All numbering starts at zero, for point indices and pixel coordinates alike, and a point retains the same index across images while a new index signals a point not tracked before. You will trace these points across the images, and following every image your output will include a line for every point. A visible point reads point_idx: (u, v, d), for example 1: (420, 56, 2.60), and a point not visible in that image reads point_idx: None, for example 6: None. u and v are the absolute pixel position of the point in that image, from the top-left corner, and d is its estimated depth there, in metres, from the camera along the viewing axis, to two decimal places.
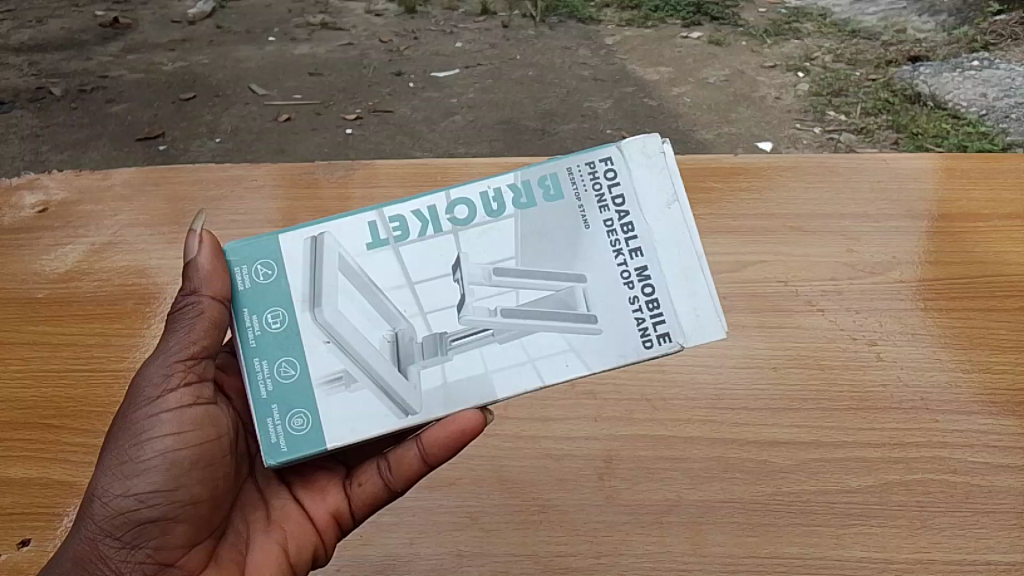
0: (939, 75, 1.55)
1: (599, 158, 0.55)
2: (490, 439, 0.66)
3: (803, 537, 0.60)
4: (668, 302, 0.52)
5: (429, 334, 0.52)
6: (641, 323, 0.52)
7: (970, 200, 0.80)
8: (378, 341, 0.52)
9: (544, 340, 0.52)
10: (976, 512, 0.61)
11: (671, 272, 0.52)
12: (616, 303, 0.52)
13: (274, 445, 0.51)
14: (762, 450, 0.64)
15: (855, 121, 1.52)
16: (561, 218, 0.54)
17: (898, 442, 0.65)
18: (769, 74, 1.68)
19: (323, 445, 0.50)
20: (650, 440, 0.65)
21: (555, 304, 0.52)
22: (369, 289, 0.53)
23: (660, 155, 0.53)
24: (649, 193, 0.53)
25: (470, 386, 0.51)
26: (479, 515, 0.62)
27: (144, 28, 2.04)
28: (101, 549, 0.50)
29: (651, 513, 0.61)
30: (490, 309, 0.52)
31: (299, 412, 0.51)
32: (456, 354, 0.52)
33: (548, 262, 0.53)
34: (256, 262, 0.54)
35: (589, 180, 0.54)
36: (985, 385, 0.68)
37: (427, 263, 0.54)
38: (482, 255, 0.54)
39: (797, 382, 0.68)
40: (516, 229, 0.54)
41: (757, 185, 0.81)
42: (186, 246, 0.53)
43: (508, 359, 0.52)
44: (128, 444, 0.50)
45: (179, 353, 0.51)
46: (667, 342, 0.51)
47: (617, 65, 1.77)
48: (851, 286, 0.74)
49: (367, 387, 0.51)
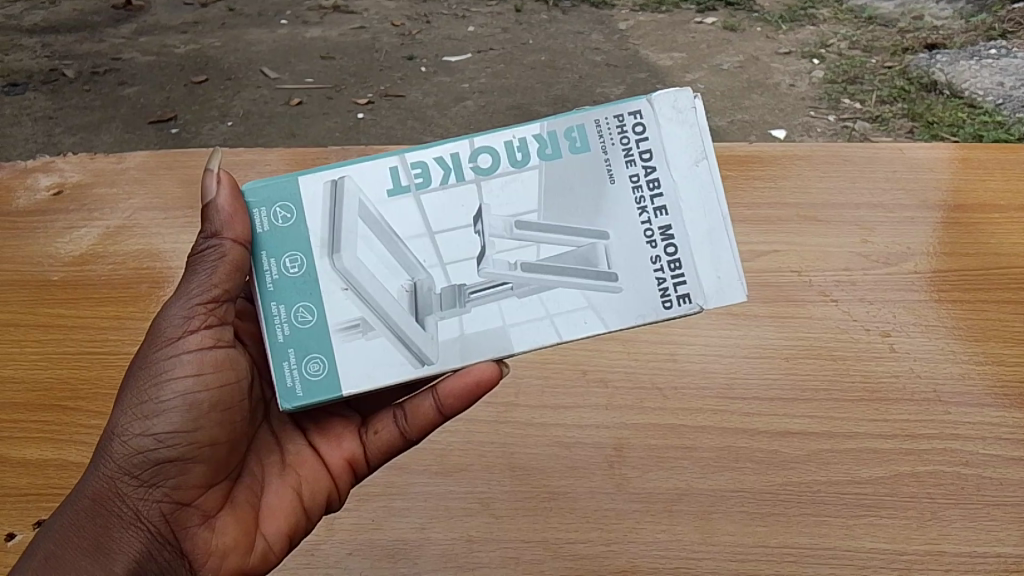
0: (956, 63, 1.53)
1: (628, 111, 0.53)
2: (501, 425, 0.66)
3: (813, 527, 0.60)
4: (690, 262, 0.52)
5: (448, 285, 0.52)
6: (662, 283, 0.52)
7: (985, 191, 0.79)
8: (397, 291, 0.52)
9: (563, 296, 0.52)
10: (987, 505, 0.61)
11: (696, 232, 0.52)
12: (638, 262, 0.52)
13: (290, 389, 0.51)
14: (773, 440, 0.64)
15: (870, 109, 1.52)
16: (586, 171, 0.53)
17: (910, 434, 0.64)
18: (784, 61, 1.66)
19: (339, 391, 0.51)
20: (661, 428, 0.65)
21: (576, 260, 0.52)
22: (389, 238, 0.53)
23: (691, 110, 0.52)
24: (678, 150, 0.52)
25: (488, 339, 0.52)
26: (489, 501, 0.62)
27: (157, 12, 2.05)
28: (119, 487, 0.50)
29: (660, 501, 0.62)
30: (511, 263, 0.52)
31: (317, 357, 0.52)
32: (474, 307, 0.52)
33: (571, 218, 0.52)
34: (275, 205, 0.53)
35: (616, 134, 0.53)
36: (998, 377, 0.68)
37: (448, 212, 0.53)
38: (504, 206, 0.53)
39: (809, 373, 0.68)
40: (539, 181, 0.53)
41: (770, 174, 0.81)
42: (206, 185, 0.52)
43: (526, 314, 0.52)
44: (148, 383, 0.50)
45: (200, 294, 0.51)
46: (687, 303, 0.52)
47: (629, 51, 1.76)
48: (865, 277, 0.74)
49: (384, 336, 0.52)
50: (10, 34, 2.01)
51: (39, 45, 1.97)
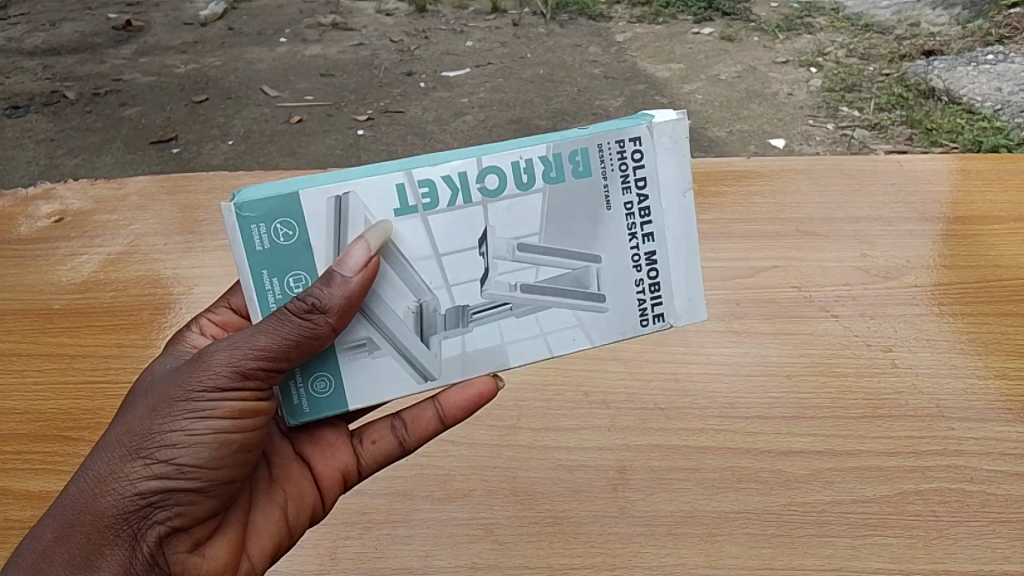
0: (954, 69, 1.59)
1: (628, 136, 0.51)
2: (504, 449, 0.65)
3: (818, 547, 0.58)
4: (670, 285, 0.53)
5: (452, 306, 0.52)
6: (642, 304, 0.54)
7: (983, 203, 0.81)
8: (404, 314, 0.52)
9: (556, 315, 0.53)
10: (991, 521, 0.59)
11: (675, 255, 0.53)
12: (623, 284, 0.53)
13: (297, 406, 0.52)
14: (776, 459, 0.63)
15: (869, 117, 1.54)
16: (586, 197, 0.51)
17: (914, 450, 0.63)
18: (782, 70, 1.71)
19: (346, 407, 0.53)
20: (664, 449, 0.64)
21: (570, 282, 0.53)
22: (394, 261, 0.51)
23: (685, 141, 0.51)
24: (671, 178, 0.51)
25: (486, 356, 0.53)
26: (492, 527, 0.61)
27: (157, 33, 2.08)
28: (124, 508, 0.46)
29: (664, 524, 0.60)
30: (511, 285, 0.52)
31: (322, 375, 0.52)
32: (477, 325, 0.53)
33: (570, 241, 0.52)
34: (275, 220, 0.49)
35: (617, 160, 0.51)
36: (1002, 393, 0.67)
37: (454, 235, 0.51)
38: (508, 228, 0.51)
39: (812, 390, 0.67)
40: (543, 205, 0.51)
41: (769, 188, 0.83)
42: (352, 256, 0.48)
43: (523, 331, 0.53)
44: (185, 411, 0.46)
45: (272, 355, 0.47)
46: (662, 322, 0.54)
47: (628, 62, 1.81)
48: (865, 292, 0.74)
49: (389, 354, 0.52)
50: (11, 56, 2.03)
51: (40, 68, 1.99)
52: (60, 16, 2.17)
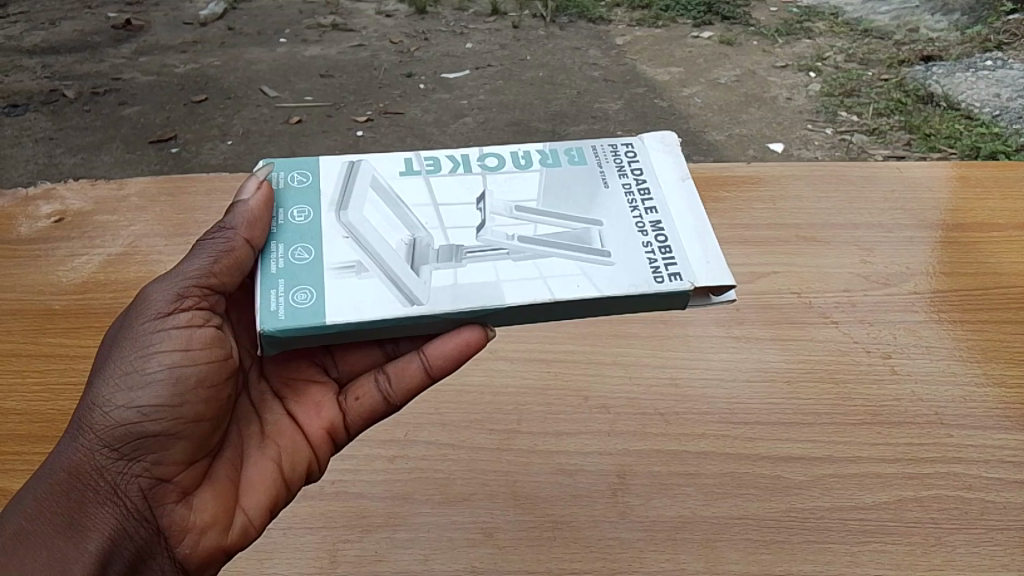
0: (952, 75, 1.67)
1: (621, 143, 0.61)
2: (504, 454, 0.64)
3: (817, 554, 0.58)
4: (681, 250, 0.52)
5: (446, 244, 0.53)
6: (654, 262, 0.51)
7: (982, 211, 0.82)
8: (397, 243, 0.52)
9: (558, 264, 0.51)
10: (989, 529, 0.59)
11: (678, 228, 0.55)
12: (631, 244, 0.53)
13: (271, 312, 0.48)
14: (775, 465, 0.63)
15: (868, 122, 1.61)
16: (582, 177, 0.58)
17: (913, 458, 0.63)
18: (781, 74, 1.76)
19: (321, 318, 0.48)
20: (664, 455, 0.64)
21: (572, 238, 0.53)
22: (396, 204, 0.56)
23: (675, 145, 0.61)
24: (664, 172, 0.59)
25: (479, 290, 0.50)
26: (492, 531, 0.60)
27: (156, 31, 2.09)
28: (97, 461, 0.49)
29: (662, 530, 0.59)
30: (507, 234, 0.54)
31: (305, 288, 0.49)
32: (469, 262, 0.51)
33: (567, 208, 0.56)
34: (294, 171, 0.58)
35: (610, 155, 0.60)
36: (1000, 400, 0.68)
37: (453, 193, 0.57)
38: (506, 194, 0.57)
39: (810, 397, 0.67)
40: (539, 180, 0.58)
41: (769, 194, 0.83)
42: (246, 191, 0.54)
43: (521, 273, 0.51)
44: (133, 355, 0.49)
45: (197, 276, 0.51)
46: (678, 280, 0.50)
47: (628, 65, 1.84)
48: (864, 299, 0.75)
49: (377, 277, 0.50)
50: (10, 54, 2.03)
51: (39, 66, 1.99)
52: (59, 14, 2.17)
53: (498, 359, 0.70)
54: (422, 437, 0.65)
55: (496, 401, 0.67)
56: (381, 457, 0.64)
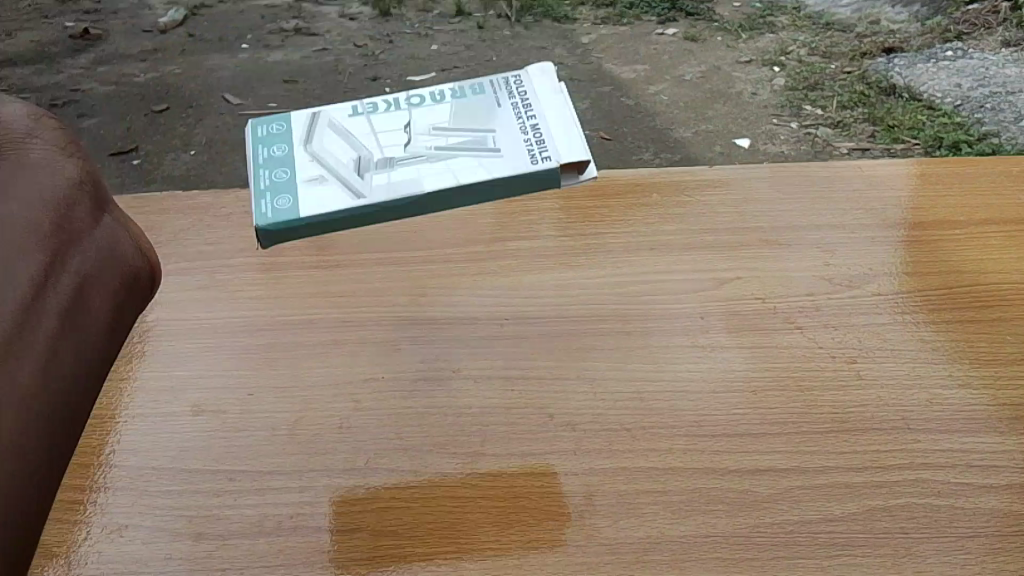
0: (913, 65, 1.65)
1: (511, 75, 0.71)
2: (468, 477, 0.62)
3: (787, 570, 0.56)
4: (552, 139, 0.65)
5: (382, 156, 0.64)
6: (530, 152, 0.63)
7: (945, 208, 0.84)
8: (348, 159, 0.64)
9: (463, 161, 0.64)
10: (959, 537, 0.58)
11: (554, 128, 0.66)
12: (514, 137, 0.65)
13: (262, 214, 0.60)
14: (744, 478, 0.61)
15: (832, 115, 1.63)
16: (482, 102, 0.69)
17: (881, 465, 0.62)
18: (746, 69, 1.73)
19: (297, 215, 0.60)
20: (632, 472, 0.62)
21: (472, 141, 0.65)
22: (348, 138, 0.67)
23: (556, 80, 0.70)
24: (544, 93, 0.69)
25: (410, 184, 0.62)
26: (458, 560, 0.57)
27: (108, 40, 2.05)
28: None
29: (631, 552, 0.57)
30: (428, 146, 0.65)
31: (285, 196, 0.61)
32: (400, 167, 0.63)
33: (471, 123, 0.67)
34: (273, 123, 0.69)
35: (502, 83, 0.70)
36: (966, 403, 0.67)
37: (390, 121, 0.68)
38: (427, 119, 0.68)
39: (778, 406, 0.67)
40: (453, 109, 0.69)
41: (733, 195, 0.86)
42: None
43: (438, 169, 0.63)
44: None
45: None
46: (547, 162, 0.63)
47: (593, 63, 1.73)
48: (828, 302, 0.76)
49: (336, 183, 0.62)
50: None
51: None
52: None
53: (463, 379, 0.69)
54: (384, 464, 0.63)
55: (462, 423, 0.66)
56: (342, 486, 0.61)
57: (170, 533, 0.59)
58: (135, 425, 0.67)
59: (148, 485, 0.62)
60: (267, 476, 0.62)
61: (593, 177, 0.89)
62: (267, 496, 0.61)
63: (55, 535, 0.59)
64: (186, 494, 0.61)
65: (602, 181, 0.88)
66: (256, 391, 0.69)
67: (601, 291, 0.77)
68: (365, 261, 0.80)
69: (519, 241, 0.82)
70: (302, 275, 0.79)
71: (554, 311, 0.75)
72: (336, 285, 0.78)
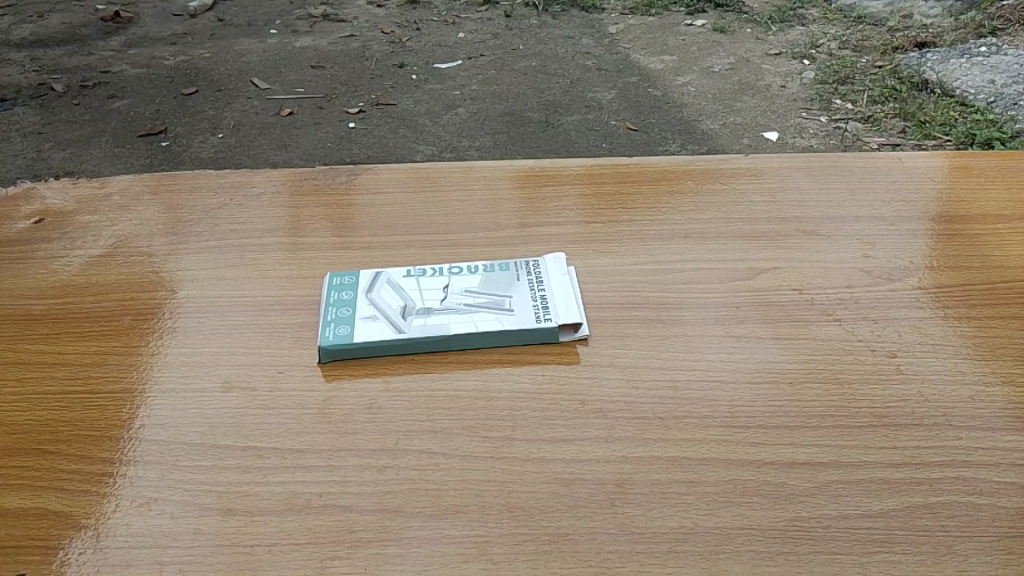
0: (947, 61, 1.93)
1: (533, 259, 0.78)
2: (499, 462, 0.61)
3: (824, 565, 0.54)
4: (554, 306, 0.72)
5: (422, 305, 0.72)
6: (535, 313, 0.71)
7: (987, 204, 0.84)
8: (396, 305, 0.72)
9: (483, 317, 0.71)
10: (1001, 536, 0.55)
11: (558, 295, 0.74)
12: (524, 304, 0.72)
13: (325, 337, 0.69)
14: (780, 472, 0.60)
15: (863, 111, 1.80)
16: (507, 275, 0.75)
17: (921, 461, 0.61)
18: (774, 61, 2.02)
19: (352, 339, 0.69)
20: (665, 461, 0.61)
21: (492, 307, 0.72)
22: (399, 279, 0.75)
23: (570, 270, 0.77)
24: (557, 280, 0.75)
25: (439, 326, 0.70)
26: (486, 546, 0.55)
27: (162, 43, 2.25)
28: None
29: (665, 541, 0.55)
30: (461, 301, 0.73)
31: (342, 326, 0.71)
32: (437, 314, 0.71)
33: (496, 287, 0.74)
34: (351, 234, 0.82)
35: (524, 265, 0.77)
36: (1008, 399, 0.65)
37: (434, 273, 0.76)
38: (462, 275, 0.76)
39: (814, 399, 0.65)
40: (483, 266, 0.77)
41: (765, 187, 0.87)
42: None
43: (465, 320, 0.71)
44: None
45: None
46: (547, 320, 0.71)
47: (621, 55, 2.10)
48: (867, 294, 0.74)
49: (385, 322, 0.71)
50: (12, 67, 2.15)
51: (49, 72, 2.13)
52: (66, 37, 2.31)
53: (494, 366, 0.69)
54: (414, 445, 0.62)
55: (491, 408, 0.65)
56: (371, 467, 0.61)
57: (199, 508, 0.58)
58: (164, 400, 0.67)
59: (180, 458, 0.62)
60: (296, 455, 0.62)
61: (623, 165, 0.92)
62: (295, 475, 0.60)
63: (83, 508, 0.58)
64: (214, 471, 0.61)
65: (632, 169, 0.91)
66: (282, 370, 0.69)
67: (629, 270, 0.78)
68: (386, 241, 0.82)
69: (548, 225, 0.83)
70: (328, 253, 0.80)
71: (587, 298, 0.75)
72: (368, 264, 0.79)
